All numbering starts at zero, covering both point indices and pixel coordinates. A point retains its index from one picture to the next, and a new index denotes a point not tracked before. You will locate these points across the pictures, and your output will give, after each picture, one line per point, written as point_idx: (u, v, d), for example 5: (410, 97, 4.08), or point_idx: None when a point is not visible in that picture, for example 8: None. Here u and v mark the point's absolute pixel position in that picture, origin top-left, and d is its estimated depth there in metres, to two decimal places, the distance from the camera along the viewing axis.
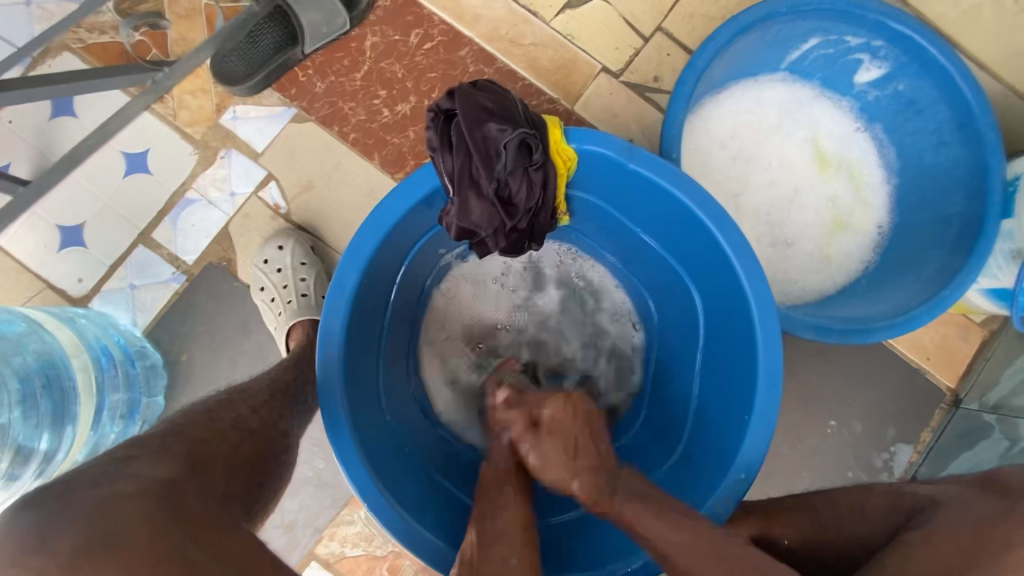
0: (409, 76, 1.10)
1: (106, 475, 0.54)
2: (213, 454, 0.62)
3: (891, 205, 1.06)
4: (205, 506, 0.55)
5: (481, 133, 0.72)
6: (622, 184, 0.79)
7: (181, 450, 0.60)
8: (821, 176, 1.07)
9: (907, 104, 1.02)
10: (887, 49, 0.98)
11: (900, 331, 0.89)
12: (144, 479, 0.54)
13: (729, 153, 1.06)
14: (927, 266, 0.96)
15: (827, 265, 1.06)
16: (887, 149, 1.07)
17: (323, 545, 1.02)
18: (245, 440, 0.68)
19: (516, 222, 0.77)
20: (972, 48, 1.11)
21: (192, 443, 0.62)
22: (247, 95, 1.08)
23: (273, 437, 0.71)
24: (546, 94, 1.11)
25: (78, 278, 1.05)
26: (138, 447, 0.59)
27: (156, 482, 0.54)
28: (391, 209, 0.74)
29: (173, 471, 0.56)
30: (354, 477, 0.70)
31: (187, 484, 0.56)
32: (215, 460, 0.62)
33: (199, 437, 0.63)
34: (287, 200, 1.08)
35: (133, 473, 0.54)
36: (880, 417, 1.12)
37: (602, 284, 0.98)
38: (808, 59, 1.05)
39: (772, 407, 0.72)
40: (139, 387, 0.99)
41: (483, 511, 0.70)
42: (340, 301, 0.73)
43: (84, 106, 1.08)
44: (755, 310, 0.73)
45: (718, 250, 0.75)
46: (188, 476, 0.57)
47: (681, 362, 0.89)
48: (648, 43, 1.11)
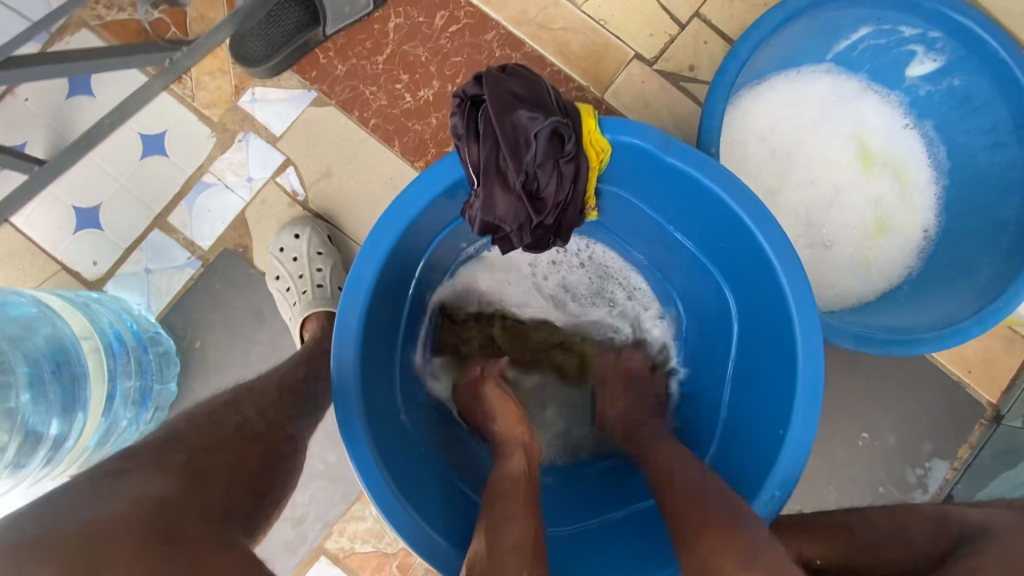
0: (433, 60, 1.06)
1: (99, 493, 0.52)
2: (214, 464, 0.60)
3: (939, 207, 1.00)
4: (200, 523, 0.53)
5: (510, 121, 0.68)
6: (657, 179, 0.75)
7: (179, 461, 0.58)
8: (865, 174, 1.01)
9: (962, 100, 0.95)
10: (944, 41, 0.91)
11: (948, 344, 0.83)
12: (137, 497, 0.52)
13: (768, 148, 1.00)
14: (977, 276, 0.90)
15: (866, 270, 1.00)
16: (938, 148, 1.00)
17: (332, 540, 1.00)
18: (248, 445, 0.65)
19: (543, 217, 0.73)
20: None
21: (191, 452, 0.59)
22: (266, 77, 1.05)
23: (280, 440, 0.69)
24: (575, 82, 1.06)
25: (93, 261, 1.03)
26: (129, 460, 0.57)
27: (146, 500, 0.52)
28: (412, 200, 0.70)
29: (169, 489, 0.54)
30: (367, 480, 0.67)
31: (182, 503, 0.54)
32: (217, 470, 0.60)
33: (199, 444, 0.61)
34: (304, 186, 1.05)
35: (124, 492, 0.52)
36: (916, 432, 1.07)
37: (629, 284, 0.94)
38: (855, 49, 0.98)
39: (812, 422, 0.67)
40: (151, 374, 0.98)
41: (493, 519, 0.61)
42: (356, 296, 0.70)
43: (102, 85, 1.05)
44: (795, 318, 0.68)
45: (759, 251, 0.70)
46: (182, 491, 0.55)
47: (712, 368, 0.85)
48: (684, 29, 1.05)
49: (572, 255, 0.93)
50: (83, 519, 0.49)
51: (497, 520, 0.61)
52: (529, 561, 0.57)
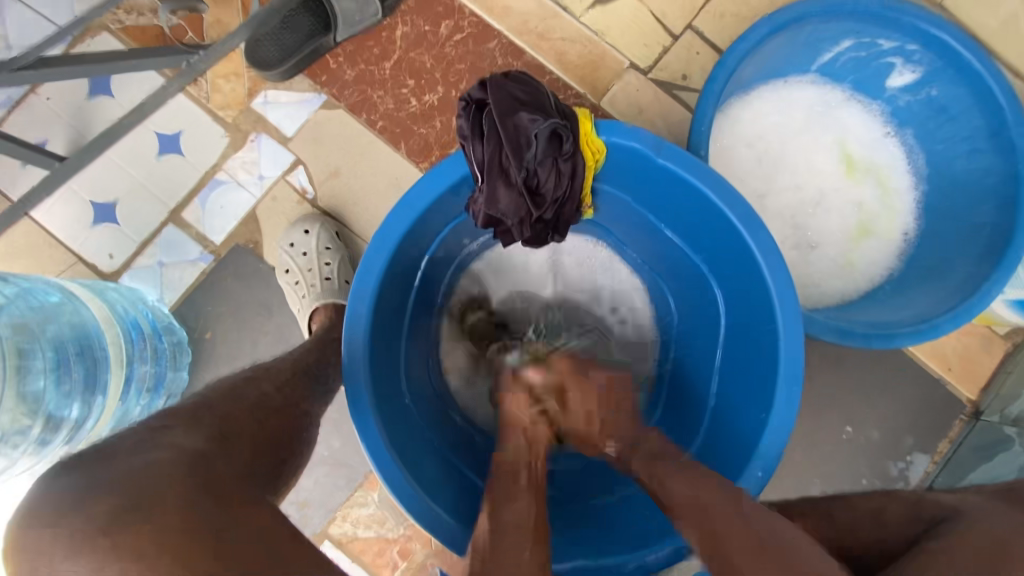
0: (438, 67, 1.11)
1: (144, 445, 0.55)
2: (240, 430, 0.64)
3: (918, 212, 1.05)
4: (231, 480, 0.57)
5: (513, 122, 0.73)
6: (650, 179, 0.79)
7: (210, 423, 0.62)
8: (848, 179, 1.06)
9: (940, 110, 1.00)
10: (922, 53, 0.97)
11: (924, 339, 0.88)
12: (177, 450, 0.56)
13: (756, 153, 1.06)
14: (953, 275, 0.95)
15: (849, 270, 1.05)
16: (917, 155, 1.06)
17: (336, 525, 1.04)
18: (269, 417, 0.69)
19: (542, 212, 0.78)
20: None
21: (223, 418, 0.63)
22: (279, 80, 1.10)
23: (294, 416, 0.73)
24: (573, 89, 1.11)
25: (109, 254, 1.07)
26: (168, 419, 0.60)
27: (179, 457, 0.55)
28: (419, 195, 0.75)
29: (203, 446, 0.58)
30: (375, 458, 0.71)
31: (211, 460, 0.57)
32: (243, 436, 0.64)
33: (228, 411, 0.65)
34: (313, 184, 1.10)
35: (167, 445, 0.56)
36: (898, 426, 1.11)
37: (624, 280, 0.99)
38: (839, 61, 1.04)
39: (792, 406, 0.72)
40: (165, 361, 1.01)
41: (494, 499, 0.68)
42: (367, 284, 0.74)
43: (121, 86, 1.10)
44: (777, 309, 0.73)
45: (744, 246, 0.75)
46: (216, 449, 0.59)
47: (701, 358, 0.90)
48: (678, 40, 1.11)
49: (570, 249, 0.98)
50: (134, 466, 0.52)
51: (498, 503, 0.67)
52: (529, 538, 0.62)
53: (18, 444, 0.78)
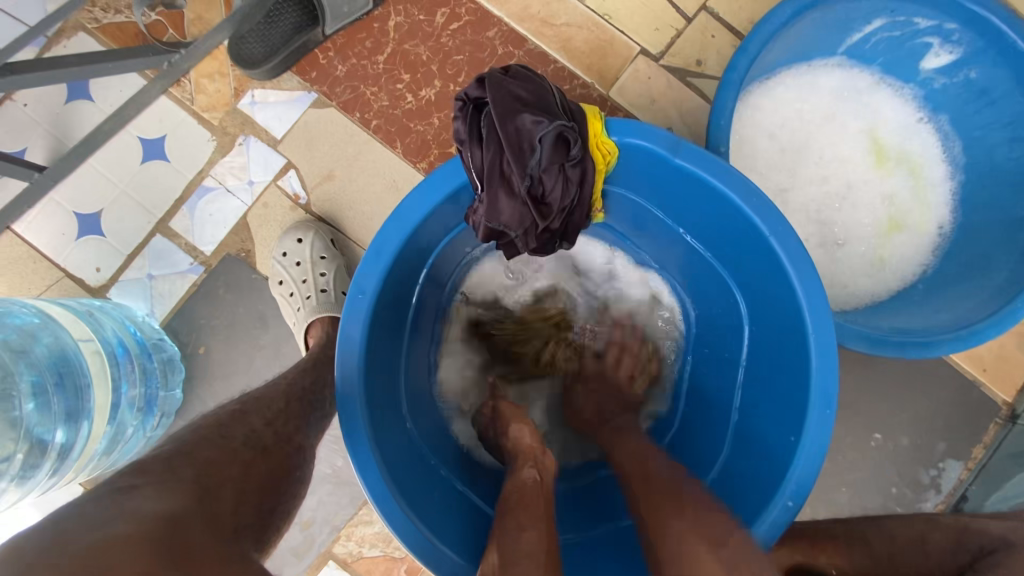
0: (435, 59, 1.04)
1: (112, 501, 0.51)
2: (223, 480, 0.59)
3: (954, 204, 0.97)
4: (207, 537, 0.52)
5: (514, 125, 0.66)
6: (667, 181, 0.73)
7: (187, 477, 0.56)
8: (877, 170, 0.99)
9: (979, 94, 0.92)
10: (961, 33, 0.89)
11: (966, 346, 0.81)
12: (145, 506, 0.51)
13: (778, 144, 0.98)
14: (994, 275, 0.88)
15: (879, 268, 0.98)
16: (952, 142, 0.98)
17: (340, 544, 1.00)
18: (256, 457, 0.64)
19: (549, 222, 0.71)
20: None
21: (201, 468, 0.58)
22: (265, 79, 1.03)
23: (287, 453, 0.69)
24: (579, 79, 1.03)
25: (96, 268, 1.03)
26: (140, 473, 0.55)
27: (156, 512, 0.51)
28: (414, 206, 0.69)
29: (178, 503, 0.53)
30: (374, 492, 0.66)
31: (191, 516, 0.52)
32: (224, 484, 0.59)
33: (209, 459, 0.60)
34: (306, 189, 1.04)
35: (133, 505, 0.51)
36: (929, 432, 1.05)
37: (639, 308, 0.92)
38: (869, 41, 0.96)
39: (825, 430, 0.66)
40: (155, 381, 0.97)
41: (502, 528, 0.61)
42: (359, 304, 0.68)
43: (100, 89, 1.04)
44: (809, 324, 0.67)
45: (771, 254, 0.69)
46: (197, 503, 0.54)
47: (721, 371, 0.83)
48: (691, 23, 1.03)
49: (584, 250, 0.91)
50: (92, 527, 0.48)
51: (508, 530, 0.60)
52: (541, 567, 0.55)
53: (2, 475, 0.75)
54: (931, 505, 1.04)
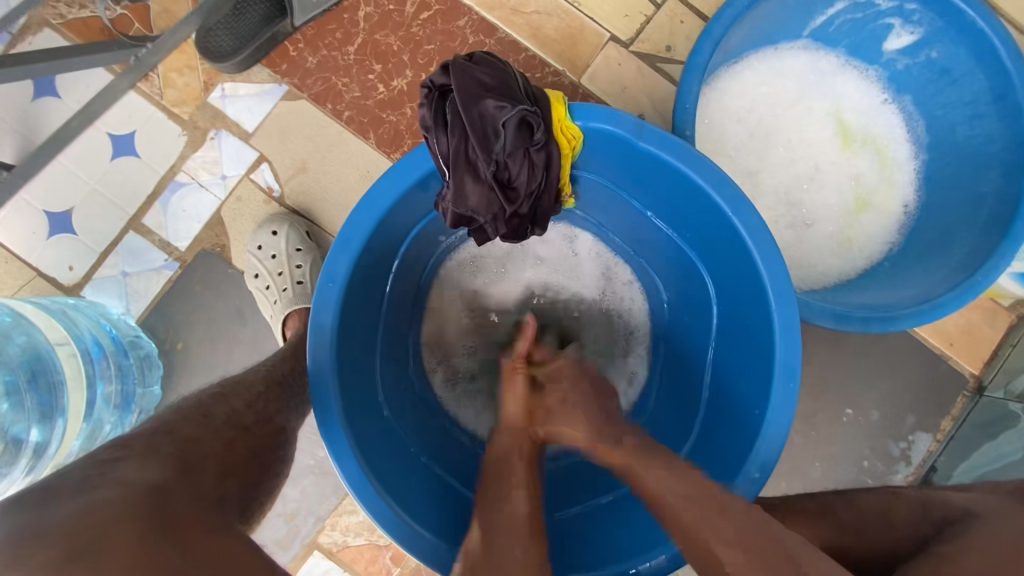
0: (406, 49, 1.04)
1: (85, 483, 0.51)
2: (205, 452, 0.60)
3: (918, 182, 1.00)
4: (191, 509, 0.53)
5: (478, 111, 0.66)
6: (632, 164, 0.74)
7: (171, 450, 0.58)
8: (844, 152, 1.01)
9: (940, 73, 0.94)
10: (922, 13, 0.91)
11: (928, 319, 0.83)
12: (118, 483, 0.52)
13: (746, 127, 1.00)
14: (956, 250, 0.90)
15: (847, 247, 1.00)
16: (916, 123, 1.00)
17: (325, 534, 1.01)
18: (238, 437, 0.65)
19: (517, 207, 0.71)
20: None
21: (182, 442, 0.59)
22: (235, 72, 1.03)
23: (270, 432, 0.69)
24: (550, 67, 1.04)
25: (69, 266, 1.02)
26: (121, 449, 0.56)
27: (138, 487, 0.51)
28: (383, 194, 0.69)
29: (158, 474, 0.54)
30: (350, 477, 0.67)
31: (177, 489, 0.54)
32: (207, 459, 0.60)
33: (190, 435, 0.61)
34: (280, 182, 1.04)
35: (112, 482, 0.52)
36: (899, 406, 1.08)
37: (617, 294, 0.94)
38: (833, 24, 0.97)
39: (789, 404, 0.68)
40: (132, 378, 0.97)
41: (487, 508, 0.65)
42: (330, 293, 0.69)
43: (67, 85, 1.03)
44: (772, 299, 0.68)
45: (734, 235, 0.70)
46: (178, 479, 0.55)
47: (693, 351, 0.85)
48: (660, 9, 1.04)
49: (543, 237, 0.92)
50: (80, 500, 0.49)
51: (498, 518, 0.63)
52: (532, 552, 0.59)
53: None
54: (901, 477, 1.07)
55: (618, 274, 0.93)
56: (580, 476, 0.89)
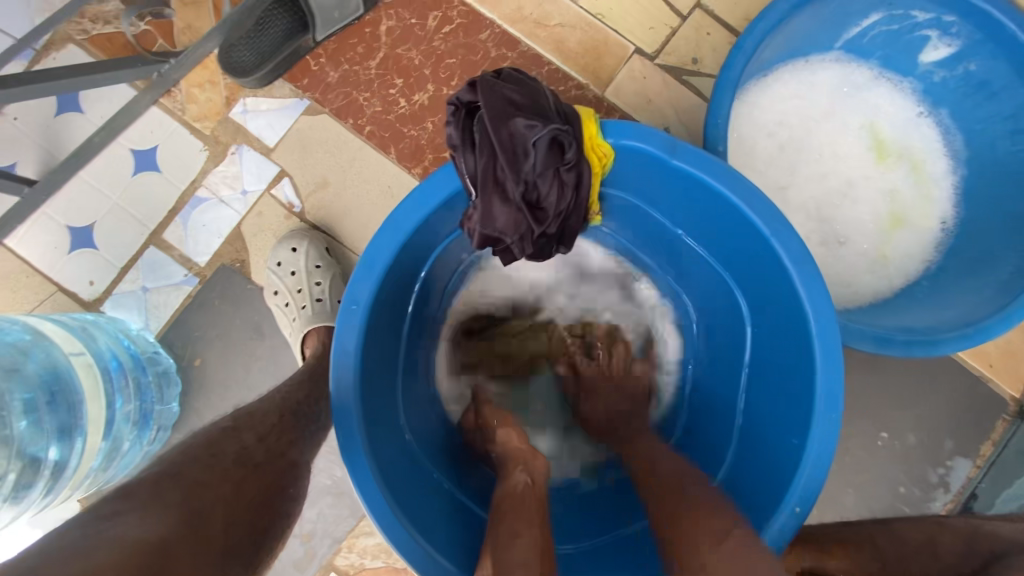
0: (427, 63, 1.03)
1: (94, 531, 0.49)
2: (211, 498, 0.57)
3: (957, 198, 0.96)
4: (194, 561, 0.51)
5: (508, 130, 0.64)
6: (665, 183, 0.71)
7: (179, 491, 0.56)
8: (878, 166, 0.98)
9: (978, 86, 0.92)
10: (959, 25, 0.88)
11: (974, 342, 0.80)
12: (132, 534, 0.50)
13: (776, 141, 0.97)
14: (1000, 270, 0.87)
15: (882, 265, 0.96)
16: (954, 137, 0.97)
17: (342, 556, 0.99)
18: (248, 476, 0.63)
19: (545, 227, 0.69)
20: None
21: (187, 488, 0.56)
22: (257, 87, 1.02)
23: (281, 468, 0.67)
24: (574, 80, 1.02)
25: (90, 281, 1.02)
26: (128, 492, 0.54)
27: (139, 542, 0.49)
28: (408, 214, 0.67)
29: (158, 527, 0.51)
30: (371, 506, 0.65)
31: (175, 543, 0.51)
32: (215, 501, 0.57)
33: (196, 480, 0.58)
34: (300, 197, 1.03)
35: (113, 535, 0.49)
36: (936, 431, 1.04)
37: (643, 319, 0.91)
38: (867, 37, 0.94)
39: (832, 434, 0.65)
40: (150, 395, 0.96)
41: (498, 538, 0.59)
42: (353, 316, 0.67)
43: (90, 101, 1.03)
44: (813, 324, 0.65)
45: (773, 258, 0.67)
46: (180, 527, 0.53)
47: (726, 373, 0.82)
48: (686, 21, 1.02)
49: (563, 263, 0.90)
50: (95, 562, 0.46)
51: (503, 536, 0.59)
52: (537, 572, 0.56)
53: None
54: (939, 505, 1.03)
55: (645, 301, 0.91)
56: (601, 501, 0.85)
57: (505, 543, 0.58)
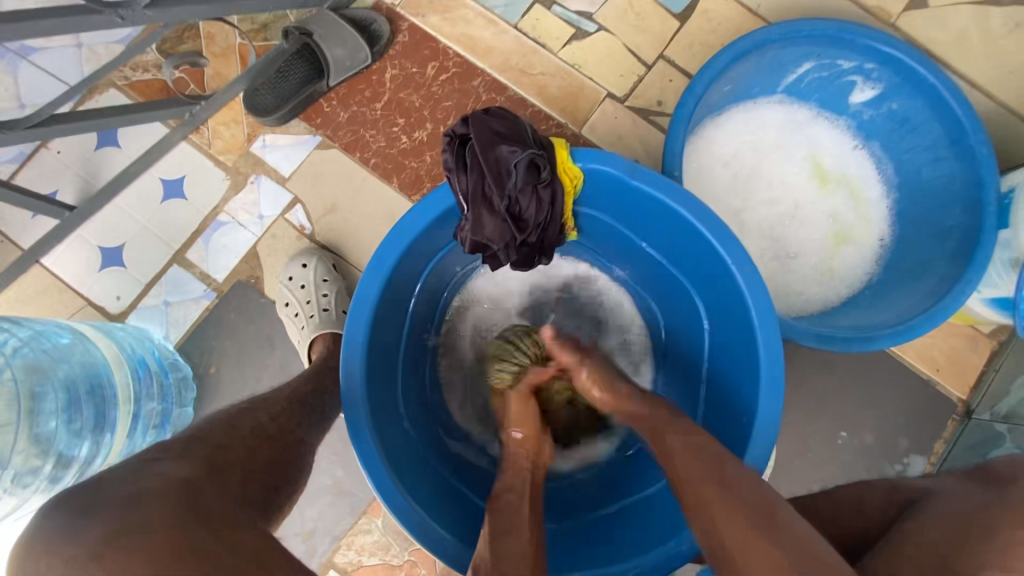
0: (426, 105, 1.17)
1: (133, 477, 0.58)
2: (231, 461, 0.66)
3: (892, 218, 1.10)
4: (217, 504, 0.59)
5: (493, 155, 0.77)
6: (627, 200, 0.84)
7: (203, 454, 0.65)
8: (821, 191, 1.12)
9: (901, 122, 1.06)
10: (879, 71, 1.02)
11: (904, 339, 0.91)
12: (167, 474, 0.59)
13: (731, 170, 1.11)
14: (928, 278, 0.99)
15: (829, 277, 1.09)
16: (885, 165, 1.11)
17: (341, 553, 1.05)
18: (260, 447, 0.72)
19: (526, 236, 0.82)
20: (987, 84, 1.09)
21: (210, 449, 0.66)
22: (275, 125, 1.16)
23: (290, 443, 0.76)
24: (554, 119, 1.17)
25: (116, 296, 1.12)
26: (162, 451, 0.64)
27: (171, 483, 0.58)
28: (410, 226, 0.79)
29: (185, 477, 0.60)
30: (375, 479, 0.74)
31: (201, 490, 0.60)
32: (236, 464, 0.66)
33: (219, 443, 0.68)
34: (311, 221, 1.15)
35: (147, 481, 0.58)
36: (891, 430, 1.14)
37: (614, 314, 1.02)
38: (803, 81, 1.09)
39: (776, 411, 0.74)
40: (171, 398, 1.05)
41: (496, 526, 0.66)
42: (361, 312, 0.78)
43: (126, 137, 1.16)
44: (755, 316, 0.76)
45: (720, 263, 0.79)
46: (205, 479, 0.61)
47: (688, 367, 0.93)
48: (651, 70, 1.18)
49: (545, 271, 1.01)
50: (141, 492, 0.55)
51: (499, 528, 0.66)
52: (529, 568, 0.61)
53: (30, 482, 0.80)
54: None
55: (617, 303, 1.02)
56: (579, 493, 0.94)
57: (500, 534, 0.65)
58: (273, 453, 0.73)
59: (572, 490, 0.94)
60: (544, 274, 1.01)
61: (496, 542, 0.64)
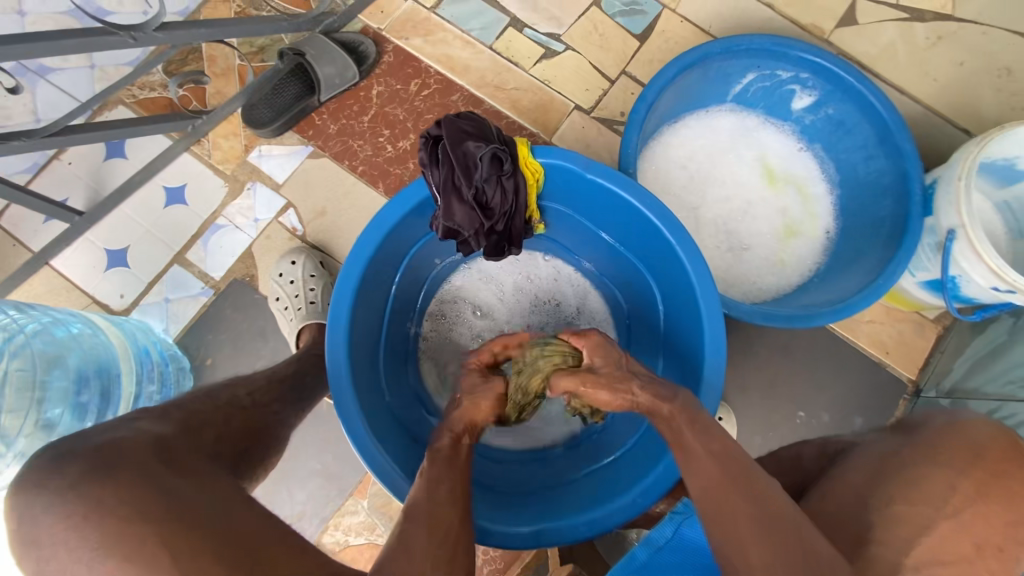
0: (409, 118, 1.28)
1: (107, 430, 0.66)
2: (203, 429, 0.74)
3: (836, 212, 1.20)
4: (187, 457, 0.67)
5: (462, 150, 0.87)
6: (585, 193, 0.94)
7: (178, 417, 0.73)
8: (771, 189, 1.22)
9: (838, 125, 1.17)
10: (813, 80, 1.14)
11: (842, 315, 1.00)
12: (145, 433, 0.67)
13: (688, 172, 1.22)
14: (865, 263, 1.08)
15: (781, 267, 1.19)
16: (828, 165, 1.22)
17: (329, 534, 1.11)
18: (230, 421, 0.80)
19: (493, 223, 0.91)
20: (913, 91, 1.22)
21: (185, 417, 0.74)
22: (270, 137, 1.26)
23: (259, 415, 0.85)
24: (527, 129, 1.29)
25: (120, 294, 1.20)
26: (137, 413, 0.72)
27: (147, 437, 0.66)
28: (389, 215, 0.88)
29: (159, 435, 0.68)
30: (357, 441, 0.83)
31: (172, 447, 0.67)
32: (206, 431, 0.75)
33: (195, 408, 0.77)
34: (303, 223, 1.25)
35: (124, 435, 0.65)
36: (846, 410, 1.21)
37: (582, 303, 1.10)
38: (749, 91, 1.21)
39: (719, 375, 0.84)
40: (171, 386, 1.11)
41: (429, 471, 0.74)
42: (346, 292, 0.86)
43: (133, 148, 1.26)
44: (698, 293, 0.85)
45: (668, 246, 0.88)
46: (177, 439, 0.69)
47: (649, 343, 1.03)
48: (614, 84, 1.29)
49: (515, 261, 1.10)
50: (124, 446, 0.63)
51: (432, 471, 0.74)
52: (453, 497, 0.70)
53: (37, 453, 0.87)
54: None
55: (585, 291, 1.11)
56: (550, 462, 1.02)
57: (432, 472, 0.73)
58: (239, 429, 0.81)
59: (541, 464, 1.01)
60: (515, 268, 1.10)
61: (429, 492, 0.70)
